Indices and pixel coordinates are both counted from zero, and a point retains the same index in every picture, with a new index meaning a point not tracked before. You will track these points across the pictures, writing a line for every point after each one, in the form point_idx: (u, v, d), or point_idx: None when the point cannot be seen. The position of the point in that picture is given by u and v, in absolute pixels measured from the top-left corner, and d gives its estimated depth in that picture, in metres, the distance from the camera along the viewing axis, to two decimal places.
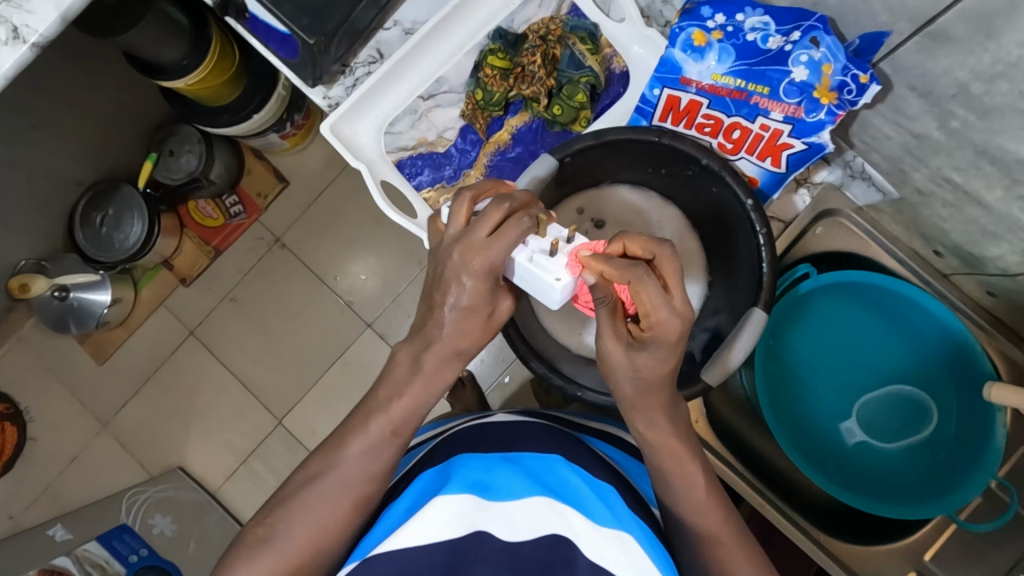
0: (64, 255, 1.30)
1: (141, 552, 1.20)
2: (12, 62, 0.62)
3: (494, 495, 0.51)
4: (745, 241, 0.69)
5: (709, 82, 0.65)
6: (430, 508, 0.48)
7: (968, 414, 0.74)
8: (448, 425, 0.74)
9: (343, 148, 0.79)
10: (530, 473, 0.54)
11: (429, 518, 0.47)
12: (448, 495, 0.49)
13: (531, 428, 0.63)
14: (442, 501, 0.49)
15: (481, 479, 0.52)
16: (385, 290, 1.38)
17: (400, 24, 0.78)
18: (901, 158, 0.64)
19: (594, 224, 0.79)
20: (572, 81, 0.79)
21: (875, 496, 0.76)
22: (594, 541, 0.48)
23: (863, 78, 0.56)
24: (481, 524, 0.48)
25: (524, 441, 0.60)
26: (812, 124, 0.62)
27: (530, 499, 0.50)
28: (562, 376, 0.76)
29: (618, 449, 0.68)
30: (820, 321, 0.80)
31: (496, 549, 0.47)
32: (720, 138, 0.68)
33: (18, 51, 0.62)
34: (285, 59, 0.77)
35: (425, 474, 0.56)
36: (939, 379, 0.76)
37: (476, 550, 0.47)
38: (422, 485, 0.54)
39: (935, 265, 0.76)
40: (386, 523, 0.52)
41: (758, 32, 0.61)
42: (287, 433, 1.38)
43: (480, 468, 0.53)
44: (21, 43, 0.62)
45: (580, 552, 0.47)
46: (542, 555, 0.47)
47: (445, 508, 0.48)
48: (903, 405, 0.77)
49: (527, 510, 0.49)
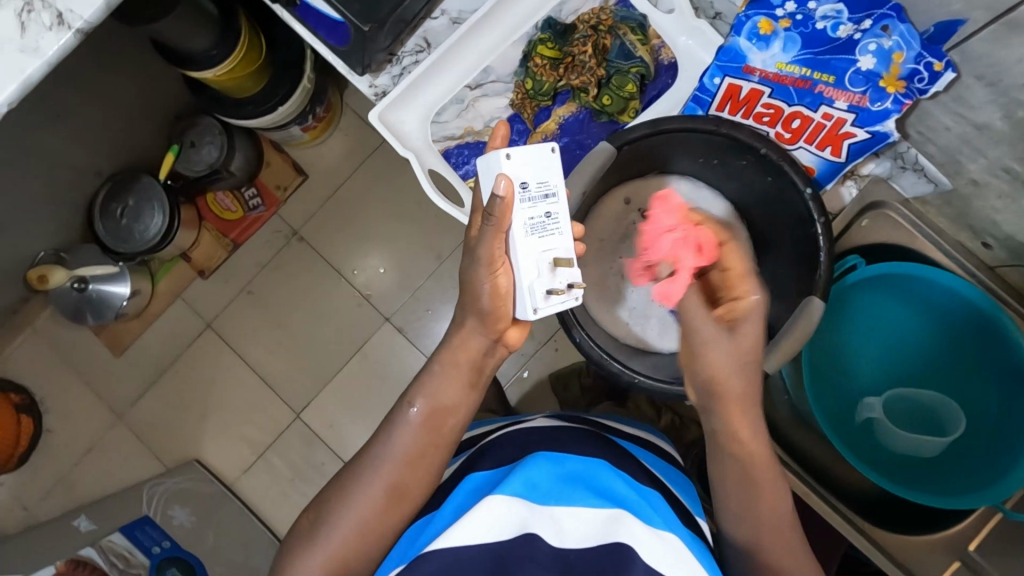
0: (82, 245, 1.29)
1: (163, 543, 1.20)
2: (56, 48, 0.62)
3: (543, 499, 0.52)
4: (799, 231, 0.69)
5: (773, 71, 0.65)
6: (485, 507, 0.50)
7: (1004, 424, 0.75)
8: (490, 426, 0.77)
9: (391, 137, 0.79)
10: (578, 479, 0.55)
11: (482, 519, 0.49)
12: (499, 494, 0.51)
13: (575, 431, 0.65)
14: (496, 500, 0.50)
15: (529, 479, 0.53)
16: (403, 284, 1.38)
17: (447, 14, 0.79)
18: (957, 149, 0.64)
19: (642, 214, 0.81)
20: (621, 71, 0.78)
21: (894, 476, 0.77)
22: (649, 545, 0.49)
23: (938, 66, 0.56)
24: (531, 526, 0.49)
25: (573, 443, 0.61)
26: (877, 113, 0.62)
27: (582, 508, 0.52)
28: (617, 363, 0.74)
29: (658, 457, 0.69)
30: (860, 314, 0.81)
31: (547, 551, 0.48)
32: (778, 127, 0.70)
33: (63, 37, 0.62)
34: (332, 46, 0.77)
35: (474, 478, 0.59)
36: (982, 387, 0.77)
37: (526, 549, 0.47)
38: (472, 487, 0.58)
39: (981, 257, 0.76)
40: (439, 521, 0.56)
41: (830, 19, 0.59)
42: (305, 427, 1.38)
43: (530, 469, 0.54)
44: (66, 28, 0.62)
45: (637, 556, 0.48)
46: (596, 558, 0.48)
47: (499, 508, 0.50)
48: (939, 403, 0.78)
49: (573, 515, 0.51)
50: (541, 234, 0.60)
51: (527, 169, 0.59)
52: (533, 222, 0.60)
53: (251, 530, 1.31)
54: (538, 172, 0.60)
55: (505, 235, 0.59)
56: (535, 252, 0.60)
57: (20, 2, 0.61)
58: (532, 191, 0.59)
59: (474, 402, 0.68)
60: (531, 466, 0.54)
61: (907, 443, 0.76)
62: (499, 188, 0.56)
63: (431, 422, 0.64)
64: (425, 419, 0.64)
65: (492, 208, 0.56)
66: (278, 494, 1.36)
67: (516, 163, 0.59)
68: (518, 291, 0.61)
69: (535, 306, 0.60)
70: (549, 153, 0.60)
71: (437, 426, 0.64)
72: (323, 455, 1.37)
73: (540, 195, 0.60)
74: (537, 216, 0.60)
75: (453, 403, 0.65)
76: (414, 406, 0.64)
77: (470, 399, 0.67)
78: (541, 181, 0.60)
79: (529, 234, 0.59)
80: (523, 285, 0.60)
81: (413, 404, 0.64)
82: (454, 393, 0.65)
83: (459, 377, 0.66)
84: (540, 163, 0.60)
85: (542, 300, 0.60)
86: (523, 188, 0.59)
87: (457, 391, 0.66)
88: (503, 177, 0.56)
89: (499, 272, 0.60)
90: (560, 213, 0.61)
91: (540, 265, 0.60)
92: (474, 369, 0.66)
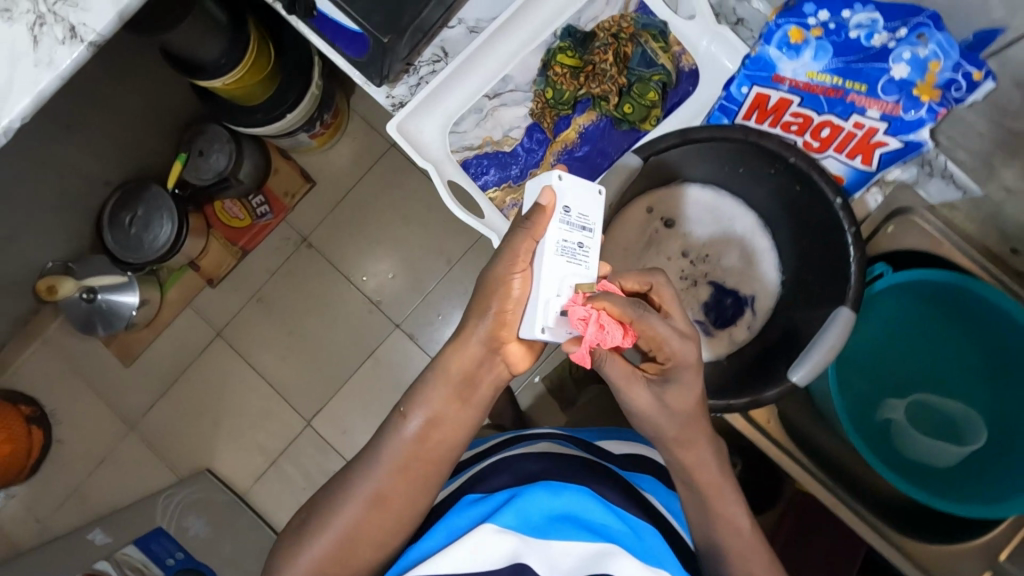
0: (91, 256, 1.28)
1: (177, 555, 1.15)
2: (70, 61, 0.63)
3: (536, 529, 0.52)
4: (826, 239, 0.68)
5: (804, 80, 0.64)
6: (479, 535, 0.50)
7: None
8: (494, 441, 0.76)
9: (410, 148, 0.78)
10: (572, 510, 0.55)
11: (477, 548, 0.49)
12: (494, 523, 0.51)
13: (576, 460, 0.64)
14: (493, 530, 0.50)
15: (524, 510, 0.53)
16: (414, 289, 1.37)
17: (464, 22, 0.79)
18: (990, 154, 0.63)
19: (664, 223, 0.80)
20: (643, 78, 0.77)
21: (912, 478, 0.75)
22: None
23: (977, 75, 0.56)
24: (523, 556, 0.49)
25: (572, 472, 0.60)
26: (910, 121, 0.61)
27: (575, 542, 0.52)
28: None
29: (655, 482, 0.69)
30: (887, 322, 0.81)
31: None
32: (806, 137, 0.67)
33: (76, 50, 0.63)
34: (351, 57, 0.76)
35: (465, 501, 0.60)
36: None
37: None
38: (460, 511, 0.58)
39: (1010, 262, 0.75)
40: (422, 546, 0.56)
41: (864, 28, 0.60)
42: (316, 434, 1.37)
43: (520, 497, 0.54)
44: (78, 42, 0.62)
45: None
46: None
47: (494, 539, 0.50)
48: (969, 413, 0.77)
49: (565, 547, 0.51)
50: (569, 260, 0.57)
51: (576, 195, 0.57)
52: (565, 244, 0.57)
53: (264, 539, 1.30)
54: (583, 205, 0.58)
55: (535, 243, 0.57)
56: (561, 274, 0.56)
57: (33, 16, 0.62)
58: (568, 209, 0.57)
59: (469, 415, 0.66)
60: (529, 495, 0.54)
61: (923, 446, 0.75)
62: (542, 196, 0.57)
63: (421, 434, 0.64)
64: (417, 434, 0.64)
65: (530, 211, 0.57)
66: (290, 502, 1.36)
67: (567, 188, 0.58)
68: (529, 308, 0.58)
69: (542, 322, 0.56)
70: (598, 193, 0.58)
71: (429, 441, 0.64)
72: (335, 463, 1.36)
73: (579, 225, 0.58)
74: (570, 240, 0.57)
75: (442, 414, 0.65)
76: (409, 419, 0.65)
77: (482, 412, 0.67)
78: (584, 214, 0.58)
79: (558, 254, 0.56)
80: (537, 300, 0.57)
81: (409, 418, 0.65)
82: (444, 403, 0.65)
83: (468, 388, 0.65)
84: (589, 197, 0.58)
85: (549, 322, 0.56)
86: (565, 210, 0.57)
87: (443, 404, 0.65)
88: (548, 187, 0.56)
89: (517, 275, 0.58)
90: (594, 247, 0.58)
91: (563, 288, 0.56)
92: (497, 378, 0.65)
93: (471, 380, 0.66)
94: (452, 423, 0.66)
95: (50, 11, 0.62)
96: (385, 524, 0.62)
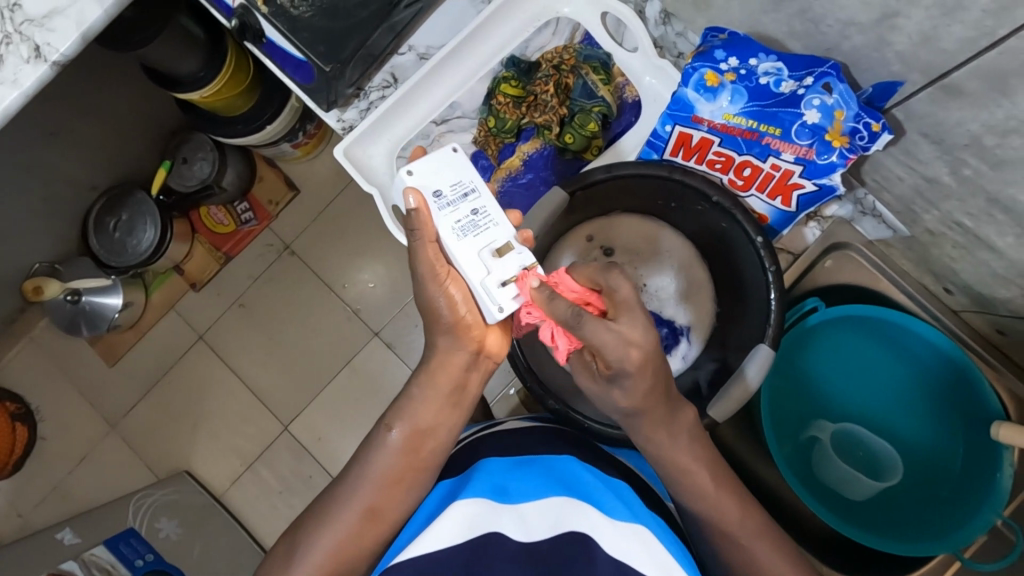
0: (78, 258, 1.30)
1: (147, 556, 1.14)
2: (33, 80, 0.65)
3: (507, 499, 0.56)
4: (753, 273, 0.70)
5: (721, 122, 0.67)
6: (451, 512, 0.54)
7: (965, 481, 0.74)
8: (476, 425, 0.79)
9: (356, 172, 0.80)
10: (543, 479, 0.59)
11: (448, 523, 0.52)
12: (464, 500, 0.55)
13: (543, 436, 0.69)
14: (463, 504, 0.54)
15: (496, 486, 0.57)
16: (393, 299, 1.35)
17: (414, 49, 0.80)
18: (912, 200, 0.64)
19: (604, 251, 0.81)
20: (585, 110, 0.78)
21: (840, 513, 0.77)
22: (609, 535, 0.52)
23: (876, 126, 0.57)
24: (496, 526, 0.53)
25: (538, 447, 0.66)
26: (823, 166, 0.63)
27: (548, 504, 0.55)
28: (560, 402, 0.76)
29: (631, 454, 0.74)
30: (830, 353, 0.81)
31: (510, 545, 0.51)
32: (731, 175, 0.71)
33: (39, 69, 0.65)
34: (299, 82, 0.77)
35: (443, 486, 0.65)
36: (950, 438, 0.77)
37: (493, 546, 0.50)
38: (437, 498, 0.62)
39: (945, 301, 0.75)
40: (404, 539, 0.58)
41: (771, 76, 0.62)
42: (293, 440, 1.35)
43: (490, 475, 0.59)
44: (42, 62, 0.65)
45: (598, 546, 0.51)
46: (562, 548, 0.50)
47: (465, 510, 0.54)
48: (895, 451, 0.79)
49: (539, 510, 0.54)
50: (475, 233, 0.57)
51: (438, 178, 0.59)
52: (460, 225, 0.58)
53: (238, 542, 1.29)
54: (450, 175, 0.59)
55: (436, 245, 0.58)
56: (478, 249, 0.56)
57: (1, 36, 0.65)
58: (445, 194, 0.58)
59: (457, 422, 0.66)
60: (499, 474, 0.59)
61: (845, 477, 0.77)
62: (410, 204, 0.57)
63: (411, 446, 0.63)
64: (404, 443, 0.63)
65: (408, 224, 0.57)
66: (266, 505, 1.34)
67: (426, 175, 0.59)
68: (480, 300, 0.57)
69: (495, 305, 0.55)
70: (451, 153, 0.60)
71: (416, 448, 0.63)
72: (310, 468, 1.34)
73: (460, 196, 0.59)
74: (461, 217, 0.58)
75: (432, 424, 0.64)
76: (394, 430, 0.64)
77: (448, 424, 0.65)
78: (456, 181, 0.59)
79: (461, 236, 0.57)
80: (479, 292, 0.56)
81: (392, 428, 0.64)
82: (434, 414, 0.64)
83: (423, 401, 0.64)
84: (447, 166, 0.59)
85: (499, 296, 0.55)
86: (437, 197, 0.58)
87: (434, 413, 0.64)
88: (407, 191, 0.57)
89: (447, 283, 0.59)
90: (488, 205, 0.59)
91: (485, 262, 0.56)
92: (432, 399, 0.64)
93: (461, 385, 0.66)
94: (440, 434, 0.64)
95: (16, 30, 0.65)
96: (380, 535, 0.60)
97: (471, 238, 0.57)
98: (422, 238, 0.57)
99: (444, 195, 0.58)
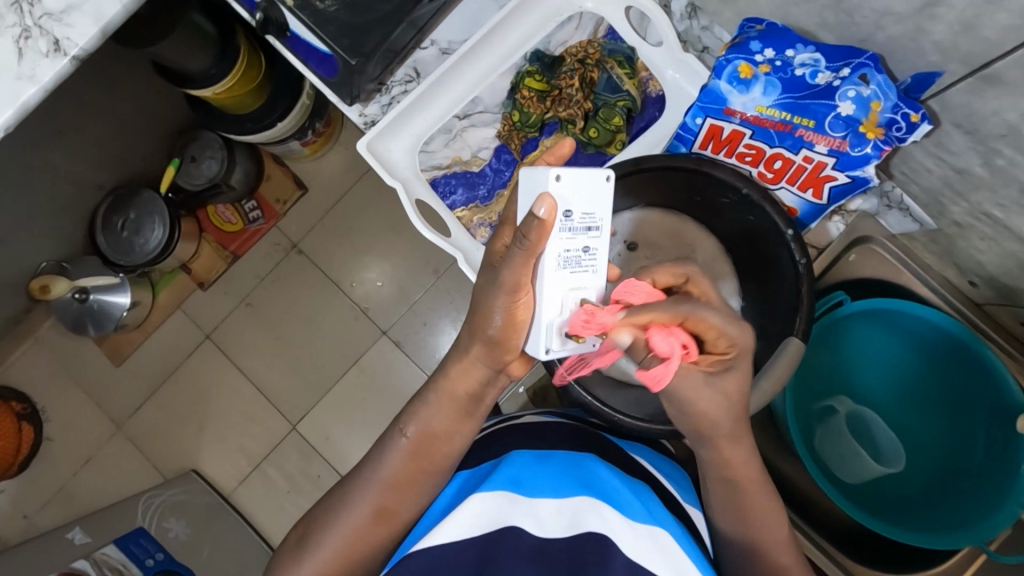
0: (84, 257, 1.27)
1: (157, 555, 1.13)
2: (52, 74, 0.64)
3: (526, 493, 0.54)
4: (780, 268, 0.70)
5: (754, 114, 0.68)
6: (469, 502, 0.53)
7: (988, 473, 0.74)
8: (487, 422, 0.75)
9: (379, 166, 0.79)
10: (559, 475, 0.58)
11: (469, 515, 0.52)
12: (486, 490, 0.54)
13: (564, 431, 0.68)
14: (482, 495, 0.53)
15: (513, 477, 0.56)
16: (401, 298, 1.34)
17: (436, 44, 0.80)
18: (940, 191, 0.65)
19: (627, 246, 0.82)
20: (609, 104, 0.80)
21: (864, 505, 0.79)
22: (629, 539, 0.51)
23: (914, 117, 0.58)
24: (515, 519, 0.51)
25: (555, 440, 0.65)
26: (857, 158, 0.64)
27: (568, 501, 0.54)
28: (581, 388, 0.76)
29: (650, 450, 0.73)
30: (850, 346, 0.83)
31: (530, 542, 0.50)
32: (761, 167, 0.72)
33: (58, 63, 0.64)
34: (323, 77, 0.76)
35: (459, 476, 0.63)
36: (972, 428, 0.77)
37: (508, 543, 0.49)
38: (456, 487, 0.60)
39: (968, 294, 0.75)
40: (423, 524, 0.58)
41: (808, 68, 0.63)
42: (301, 439, 1.35)
43: (515, 467, 0.58)
44: (61, 56, 0.64)
45: (618, 549, 0.49)
46: (578, 551, 0.49)
47: (484, 501, 0.53)
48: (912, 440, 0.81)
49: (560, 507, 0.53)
50: (574, 270, 0.54)
51: (575, 198, 0.53)
52: (567, 255, 0.53)
53: (244, 542, 1.27)
54: (586, 203, 0.54)
55: (535, 260, 0.52)
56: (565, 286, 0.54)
57: (19, 30, 0.64)
58: (570, 216, 0.53)
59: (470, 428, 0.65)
60: (514, 465, 0.58)
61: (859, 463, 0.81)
62: (539, 210, 0.49)
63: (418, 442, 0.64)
64: (412, 443, 0.63)
65: (528, 228, 0.49)
66: (274, 505, 1.33)
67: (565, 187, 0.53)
68: (533, 328, 0.55)
69: (547, 344, 0.54)
70: (601, 182, 0.54)
71: (427, 452, 0.63)
72: (319, 468, 1.33)
73: (583, 228, 0.54)
74: (573, 249, 0.53)
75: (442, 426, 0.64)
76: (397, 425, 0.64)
77: (462, 428, 0.64)
78: (587, 212, 0.54)
79: (560, 268, 0.53)
80: (538, 319, 0.54)
81: (402, 428, 0.63)
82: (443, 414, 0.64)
83: (437, 407, 0.63)
84: (590, 192, 0.54)
85: (554, 338, 0.54)
86: (565, 216, 0.53)
87: (448, 419, 0.63)
88: (551, 196, 0.49)
89: (520, 298, 0.53)
90: (597, 250, 0.55)
91: (564, 304, 0.54)
92: (445, 403, 0.63)
93: (477, 396, 0.64)
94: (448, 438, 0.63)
95: (35, 24, 0.64)
96: (391, 535, 0.61)
97: (564, 276, 0.53)
98: (534, 249, 0.50)
99: (569, 216, 0.53)
